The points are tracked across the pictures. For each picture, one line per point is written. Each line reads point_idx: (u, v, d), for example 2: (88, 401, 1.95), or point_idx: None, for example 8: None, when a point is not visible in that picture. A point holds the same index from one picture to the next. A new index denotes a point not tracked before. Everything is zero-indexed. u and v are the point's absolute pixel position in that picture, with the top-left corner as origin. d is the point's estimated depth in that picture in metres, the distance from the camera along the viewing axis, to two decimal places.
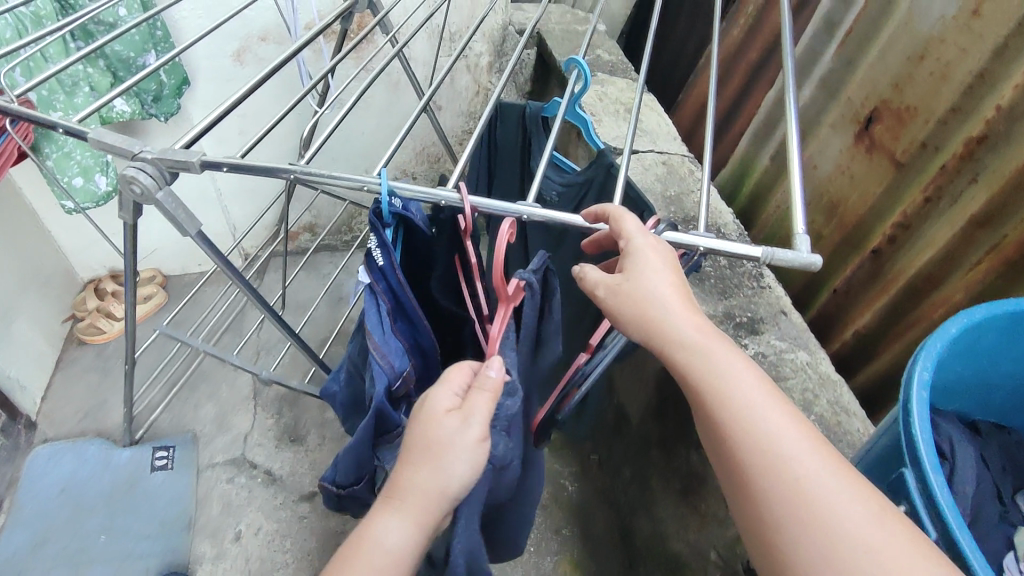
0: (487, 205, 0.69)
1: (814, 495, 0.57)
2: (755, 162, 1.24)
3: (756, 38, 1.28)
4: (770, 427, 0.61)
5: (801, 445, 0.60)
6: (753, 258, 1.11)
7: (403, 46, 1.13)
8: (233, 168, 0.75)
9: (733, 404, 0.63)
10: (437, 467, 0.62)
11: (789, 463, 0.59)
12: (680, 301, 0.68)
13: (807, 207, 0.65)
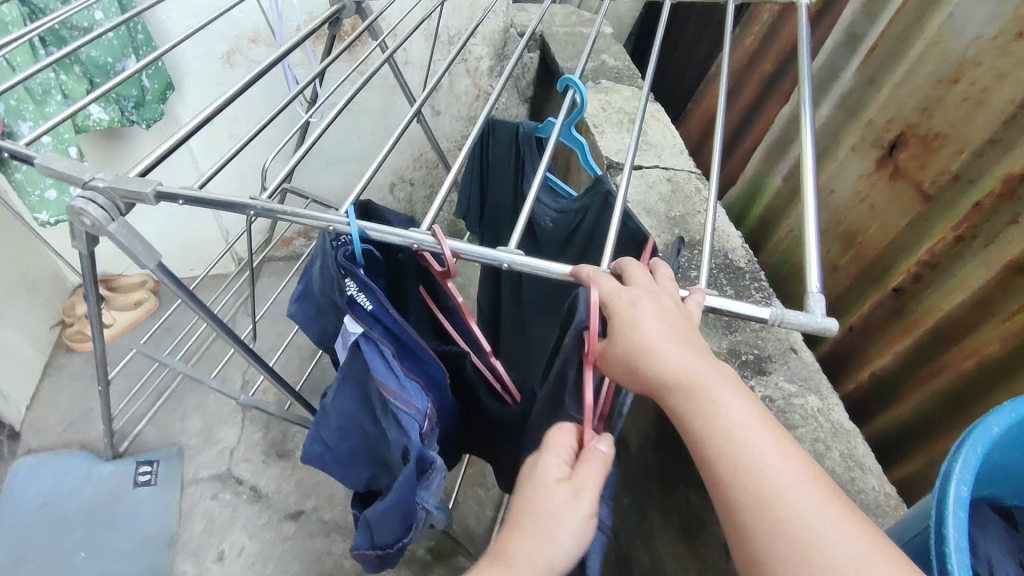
0: (469, 250, 0.62)
1: (808, 542, 0.49)
2: (767, 181, 1.16)
3: (771, 48, 1.20)
4: (759, 462, 0.53)
5: (795, 483, 0.52)
6: (762, 288, 1.04)
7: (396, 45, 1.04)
8: (190, 201, 0.69)
9: (719, 436, 0.55)
10: (549, 538, 0.52)
11: (778, 504, 0.51)
12: (668, 326, 0.59)
13: (821, 267, 0.60)
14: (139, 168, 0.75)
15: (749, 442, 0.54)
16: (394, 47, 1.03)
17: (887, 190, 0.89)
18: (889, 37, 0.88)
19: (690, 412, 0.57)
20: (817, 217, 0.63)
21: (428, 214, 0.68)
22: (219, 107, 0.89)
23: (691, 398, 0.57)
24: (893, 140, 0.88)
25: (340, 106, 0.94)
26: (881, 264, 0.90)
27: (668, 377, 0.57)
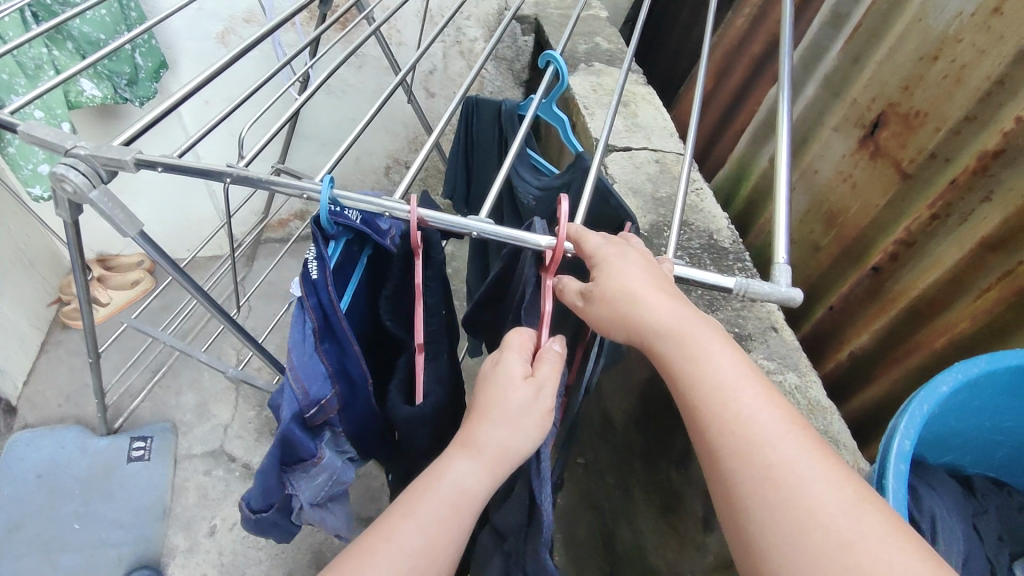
0: (440, 219, 0.63)
1: (794, 486, 0.50)
2: (754, 162, 1.16)
3: (761, 30, 1.20)
4: (747, 411, 0.55)
5: (783, 431, 0.53)
6: (744, 267, 1.05)
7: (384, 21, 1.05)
8: (169, 168, 0.69)
9: (708, 387, 0.57)
10: (511, 428, 0.56)
11: (766, 449, 0.53)
12: (660, 287, 0.62)
13: (789, 238, 0.60)
14: (123, 135, 0.75)
15: (737, 392, 0.56)
16: (381, 19, 1.01)
17: (868, 169, 0.89)
18: (873, 15, 0.88)
19: (680, 364, 0.59)
20: (786, 191, 0.63)
21: (401, 184, 0.68)
22: (207, 75, 0.89)
23: (683, 352, 0.59)
24: (875, 119, 0.88)
25: (328, 73, 0.92)
26: (860, 244, 0.90)
27: (660, 332, 0.60)
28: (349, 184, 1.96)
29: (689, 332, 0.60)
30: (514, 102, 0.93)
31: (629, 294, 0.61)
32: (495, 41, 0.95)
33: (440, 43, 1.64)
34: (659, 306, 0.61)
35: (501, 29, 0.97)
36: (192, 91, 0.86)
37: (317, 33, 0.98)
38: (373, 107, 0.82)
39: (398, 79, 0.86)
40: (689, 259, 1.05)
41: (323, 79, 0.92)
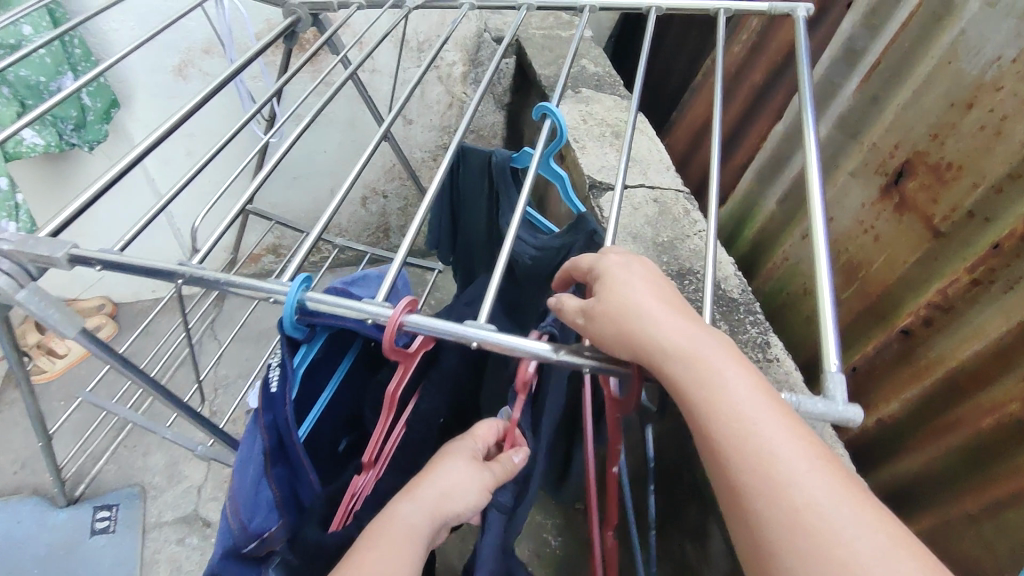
0: (429, 323, 0.53)
1: (833, 537, 0.42)
2: (759, 204, 1.09)
3: (762, 57, 1.12)
4: (772, 447, 0.45)
5: (814, 473, 0.44)
6: (757, 321, 0.97)
7: (360, 62, 0.95)
8: (108, 266, 0.59)
9: (725, 418, 0.47)
10: (458, 481, 0.57)
11: (796, 493, 0.44)
12: (666, 300, 0.53)
13: (841, 344, 0.50)
14: (64, 211, 0.67)
15: (758, 425, 0.46)
16: (358, 60, 0.94)
17: (893, 223, 0.82)
18: (894, 52, 0.81)
19: (691, 391, 0.48)
20: (830, 276, 0.53)
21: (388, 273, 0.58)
22: (162, 132, 0.79)
23: (693, 375, 0.48)
24: (899, 168, 0.81)
25: (299, 130, 0.86)
26: (887, 302, 0.83)
27: (666, 352, 0.49)
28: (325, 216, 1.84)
29: (702, 350, 0.49)
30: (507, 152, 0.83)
31: (634, 312, 0.52)
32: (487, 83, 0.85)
33: (417, 68, 1.55)
34: (667, 325, 0.51)
35: (491, 69, 0.86)
36: (144, 152, 0.76)
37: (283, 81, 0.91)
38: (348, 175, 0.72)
39: (378, 136, 0.76)
40: None
41: (292, 137, 0.85)
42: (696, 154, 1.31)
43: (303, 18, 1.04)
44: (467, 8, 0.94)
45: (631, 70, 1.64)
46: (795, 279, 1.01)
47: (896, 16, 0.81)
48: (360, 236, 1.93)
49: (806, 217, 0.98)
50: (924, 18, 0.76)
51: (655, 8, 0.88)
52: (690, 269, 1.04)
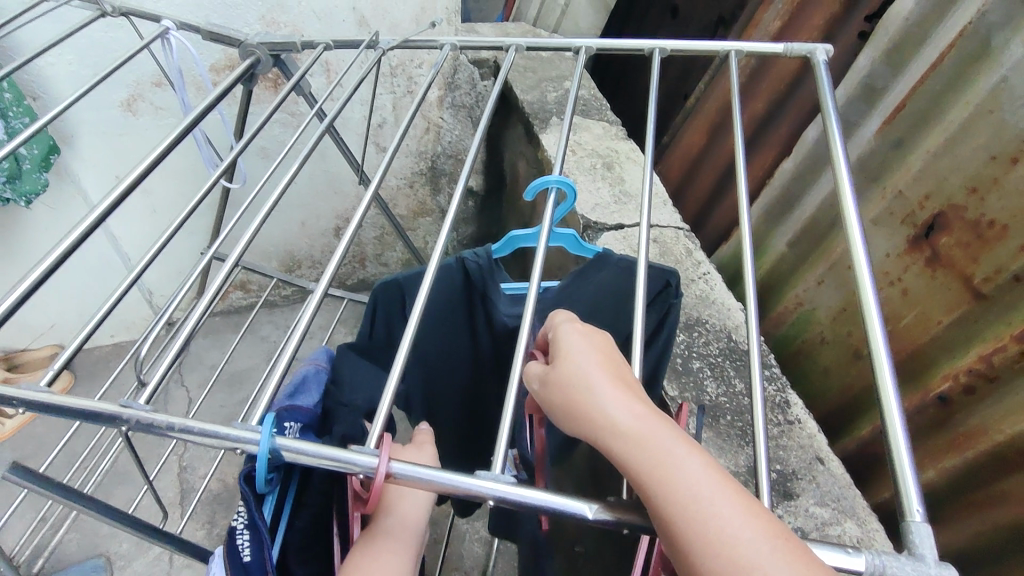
0: (422, 472, 0.44)
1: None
2: (767, 244, 1.02)
3: (761, 86, 1.06)
4: (720, 512, 0.35)
5: (776, 549, 0.33)
6: (774, 378, 0.90)
7: (335, 112, 0.86)
8: (35, 406, 0.49)
9: (666, 484, 0.36)
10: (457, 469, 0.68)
11: (758, 571, 0.32)
12: (613, 369, 0.46)
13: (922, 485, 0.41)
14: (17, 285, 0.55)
15: (702, 488, 0.36)
16: (333, 110, 0.85)
17: (924, 280, 0.79)
18: (920, 96, 0.79)
19: (625, 459, 0.39)
20: (899, 394, 0.44)
21: (382, 405, 0.47)
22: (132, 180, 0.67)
23: (629, 437, 0.40)
24: (930, 220, 0.78)
25: (286, 180, 0.74)
26: (918, 361, 0.82)
27: (601, 418, 0.41)
28: (296, 249, 1.72)
29: (645, 412, 0.41)
30: (487, 247, 0.74)
31: (574, 377, 0.45)
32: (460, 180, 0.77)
33: (391, 93, 1.44)
34: (606, 390, 0.43)
35: (481, 128, 0.82)
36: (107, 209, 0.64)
37: (258, 131, 0.82)
38: (329, 265, 0.60)
39: (370, 196, 0.67)
40: (711, 372, 0.90)
41: (287, 181, 0.74)
42: (691, 183, 1.24)
43: (263, 58, 0.94)
44: (450, 50, 0.86)
45: (615, 91, 1.57)
46: (809, 327, 0.94)
47: (921, 55, 0.79)
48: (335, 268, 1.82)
49: (821, 262, 0.92)
50: (957, 60, 0.75)
51: (659, 48, 0.82)
52: (698, 318, 0.97)
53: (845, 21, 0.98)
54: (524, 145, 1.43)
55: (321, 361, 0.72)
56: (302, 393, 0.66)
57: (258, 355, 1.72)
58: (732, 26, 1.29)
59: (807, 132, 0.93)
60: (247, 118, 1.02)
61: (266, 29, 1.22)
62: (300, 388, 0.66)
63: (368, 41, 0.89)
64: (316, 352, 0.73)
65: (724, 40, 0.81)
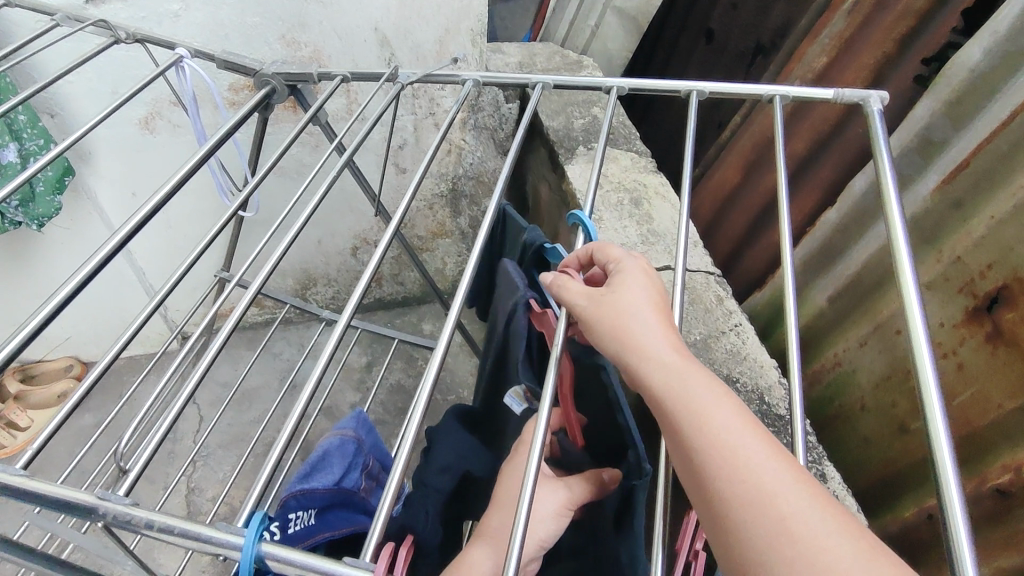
0: None
1: (811, 551, 0.34)
2: (805, 295, 0.96)
3: (802, 123, 0.99)
4: (746, 448, 0.38)
5: (744, 424, 0.40)
6: (808, 446, 0.83)
7: (362, 138, 0.80)
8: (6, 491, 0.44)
9: (702, 416, 0.40)
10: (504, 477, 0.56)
11: (773, 499, 0.36)
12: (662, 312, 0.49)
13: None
14: (22, 328, 0.51)
15: (735, 426, 0.39)
16: (353, 143, 0.80)
17: (982, 356, 0.73)
18: (987, 155, 0.73)
19: (666, 390, 0.42)
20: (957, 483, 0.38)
21: (382, 508, 0.42)
22: (147, 213, 0.63)
23: (673, 374, 0.43)
24: (992, 292, 0.72)
25: (310, 207, 0.71)
26: (975, 443, 0.75)
27: (648, 353, 0.44)
28: (314, 267, 1.70)
29: (688, 357, 0.44)
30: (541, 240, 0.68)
31: (623, 314, 0.47)
32: (508, 171, 0.74)
33: (411, 115, 1.40)
34: (654, 330, 0.46)
35: (507, 163, 0.76)
36: (127, 237, 0.60)
37: (276, 160, 0.76)
38: (353, 295, 0.61)
39: (394, 225, 0.67)
40: None
41: (305, 216, 0.70)
42: (723, 222, 1.18)
43: (278, 89, 0.90)
44: (472, 87, 0.81)
45: (644, 116, 1.51)
46: (848, 390, 0.88)
47: (988, 111, 0.74)
48: (352, 286, 1.78)
49: (865, 322, 0.85)
50: None
51: (696, 91, 0.76)
52: (728, 374, 0.90)
53: (898, 62, 0.91)
54: (548, 171, 1.37)
55: (346, 431, 0.74)
56: (319, 471, 0.69)
57: (272, 373, 1.69)
58: (771, 56, 1.22)
59: (853, 181, 0.87)
60: (262, 147, 0.98)
61: (287, 50, 1.19)
62: (318, 467, 0.69)
63: (387, 74, 0.84)
64: (343, 420, 0.76)
65: (767, 84, 0.75)
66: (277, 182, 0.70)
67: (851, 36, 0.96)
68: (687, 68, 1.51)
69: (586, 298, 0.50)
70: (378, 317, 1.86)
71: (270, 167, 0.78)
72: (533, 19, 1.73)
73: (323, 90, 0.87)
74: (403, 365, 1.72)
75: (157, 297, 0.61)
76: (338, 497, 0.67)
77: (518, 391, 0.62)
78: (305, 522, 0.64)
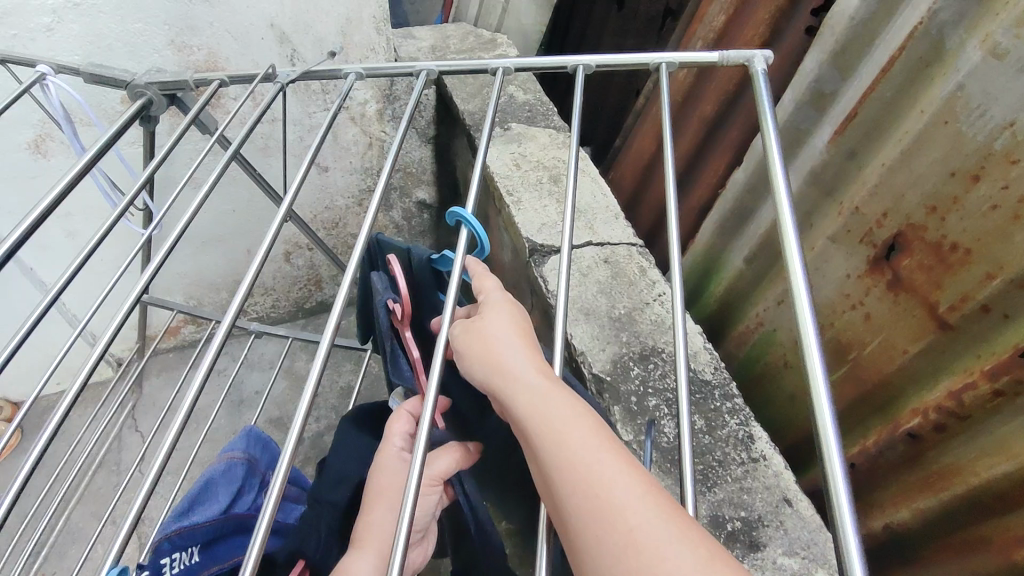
0: None
1: (651, 562, 0.34)
2: (724, 260, 0.95)
3: (707, 86, 0.98)
4: (597, 465, 0.38)
5: (599, 441, 0.40)
6: (735, 409, 0.83)
7: (247, 132, 0.74)
8: None
9: (560, 437, 0.41)
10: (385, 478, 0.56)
11: (621, 512, 0.36)
12: (532, 343, 0.50)
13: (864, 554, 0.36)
14: None
15: (590, 443, 0.40)
16: (237, 138, 0.74)
17: (886, 305, 0.74)
18: (873, 103, 0.73)
19: (528, 414, 0.43)
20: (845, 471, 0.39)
21: (264, 511, 0.39)
22: (22, 232, 0.57)
23: (535, 400, 0.44)
24: (889, 240, 0.73)
25: (200, 197, 0.67)
26: (888, 392, 0.77)
27: (514, 378, 0.46)
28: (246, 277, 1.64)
29: (554, 382, 0.45)
30: (428, 250, 0.64)
31: (493, 344, 0.49)
32: (389, 168, 0.69)
33: (324, 112, 1.35)
34: (524, 358, 0.47)
35: (392, 156, 0.72)
36: (12, 247, 0.56)
37: (161, 159, 0.71)
38: (234, 300, 0.56)
39: (276, 227, 0.62)
40: (668, 410, 0.83)
41: (190, 214, 0.65)
42: (646, 192, 1.16)
43: (156, 100, 0.84)
44: (354, 80, 0.78)
45: (564, 91, 1.49)
46: (770, 349, 0.88)
47: (870, 58, 0.74)
48: (290, 292, 1.73)
49: (779, 280, 0.85)
50: (910, 62, 0.69)
51: (583, 64, 0.74)
52: (655, 348, 0.89)
53: (791, 15, 0.90)
54: (471, 156, 1.34)
55: (235, 453, 0.73)
56: (204, 501, 0.66)
57: (216, 390, 1.63)
58: (678, 18, 1.21)
59: (756, 141, 0.87)
60: (153, 157, 0.93)
61: (178, 56, 1.12)
62: (203, 496, 0.66)
63: (263, 74, 0.80)
64: (236, 440, 0.75)
65: (655, 50, 0.73)
66: (172, 173, 0.67)
67: None
68: (602, 39, 1.49)
69: (460, 325, 0.51)
70: (323, 321, 1.81)
71: (159, 170, 0.73)
72: (445, 1, 1.69)
73: (202, 95, 0.82)
74: (352, 367, 1.67)
75: (51, 295, 0.57)
76: (229, 528, 0.64)
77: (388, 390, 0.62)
78: (186, 563, 0.59)
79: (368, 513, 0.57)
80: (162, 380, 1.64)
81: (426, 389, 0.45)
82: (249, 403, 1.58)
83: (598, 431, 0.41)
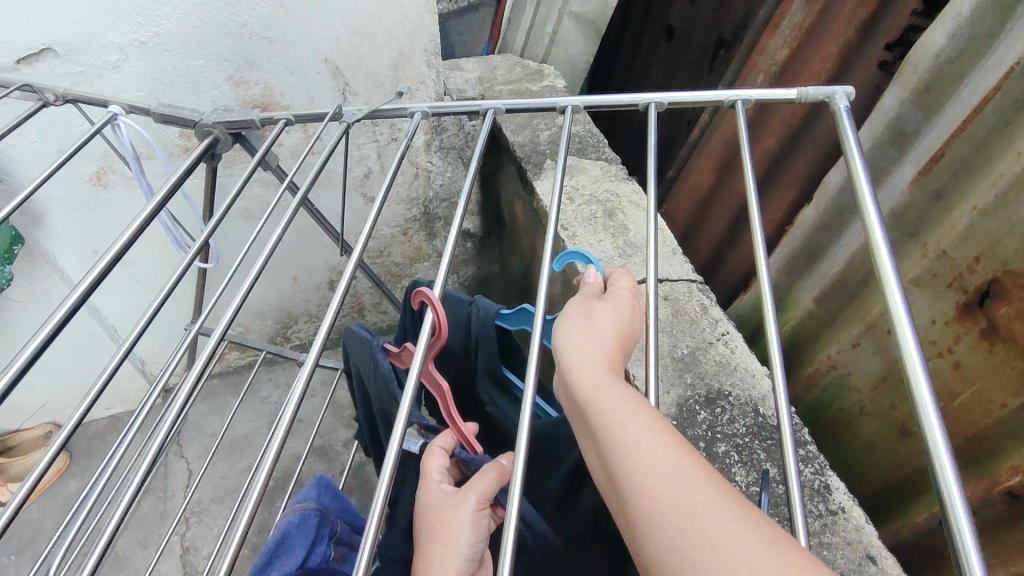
0: None
1: (713, 537, 0.34)
2: (792, 298, 0.92)
3: (771, 121, 0.96)
4: (656, 449, 0.39)
5: (658, 425, 0.40)
6: (809, 458, 0.80)
7: (316, 171, 0.74)
8: None
9: (620, 420, 0.41)
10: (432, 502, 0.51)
11: (681, 490, 0.36)
12: (615, 330, 0.50)
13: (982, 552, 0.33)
14: None
15: (648, 427, 0.40)
16: (307, 178, 0.73)
17: (979, 354, 0.71)
18: (962, 144, 0.71)
19: (591, 396, 0.44)
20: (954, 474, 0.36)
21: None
22: (98, 275, 0.57)
23: (599, 383, 0.44)
24: (982, 286, 0.70)
25: (272, 238, 0.66)
26: (981, 445, 0.73)
27: (585, 361, 0.46)
28: (292, 305, 1.65)
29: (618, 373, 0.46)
30: (495, 305, 0.62)
31: (584, 326, 0.50)
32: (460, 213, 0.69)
33: (374, 143, 1.36)
34: (601, 346, 0.48)
35: (463, 195, 0.71)
36: (89, 294, 0.56)
37: (232, 198, 0.70)
38: (318, 332, 0.56)
39: (353, 267, 0.62)
40: (737, 456, 0.80)
41: (264, 253, 0.64)
42: (702, 227, 1.14)
43: (222, 137, 0.85)
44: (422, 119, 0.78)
45: (612, 122, 1.48)
46: (845, 394, 0.84)
47: (958, 98, 0.72)
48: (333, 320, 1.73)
49: (855, 323, 0.82)
50: (1004, 103, 0.67)
51: (654, 103, 0.72)
52: (721, 390, 0.86)
53: (862, 49, 0.88)
54: (519, 188, 1.34)
55: (309, 502, 0.71)
56: (282, 557, 0.65)
57: (259, 419, 1.63)
58: (734, 50, 1.20)
59: (829, 177, 0.84)
60: (215, 192, 0.94)
61: (236, 90, 1.14)
62: (281, 551, 0.65)
63: (331, 113, 0.80)
64: (305, 490, 0.72)
65: (730, 87, 0.71)
66: (242, 211, 0.66)
67: (812, 25, 0.93)
68: (649, 70, 1.49)
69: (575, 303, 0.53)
70: None
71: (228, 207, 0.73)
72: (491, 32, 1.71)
73: (269, 134, 0.83)
74: None
75: (127, 341, 0.56)
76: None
77: (413, 430, 0.58)
78: None
79: (426, 551, 0.49)
80: (207, 407, 1.65)
81: (517, 445, 0.44)
82: (293, 432, 1.59)
83: (657, 418, 0.41)
